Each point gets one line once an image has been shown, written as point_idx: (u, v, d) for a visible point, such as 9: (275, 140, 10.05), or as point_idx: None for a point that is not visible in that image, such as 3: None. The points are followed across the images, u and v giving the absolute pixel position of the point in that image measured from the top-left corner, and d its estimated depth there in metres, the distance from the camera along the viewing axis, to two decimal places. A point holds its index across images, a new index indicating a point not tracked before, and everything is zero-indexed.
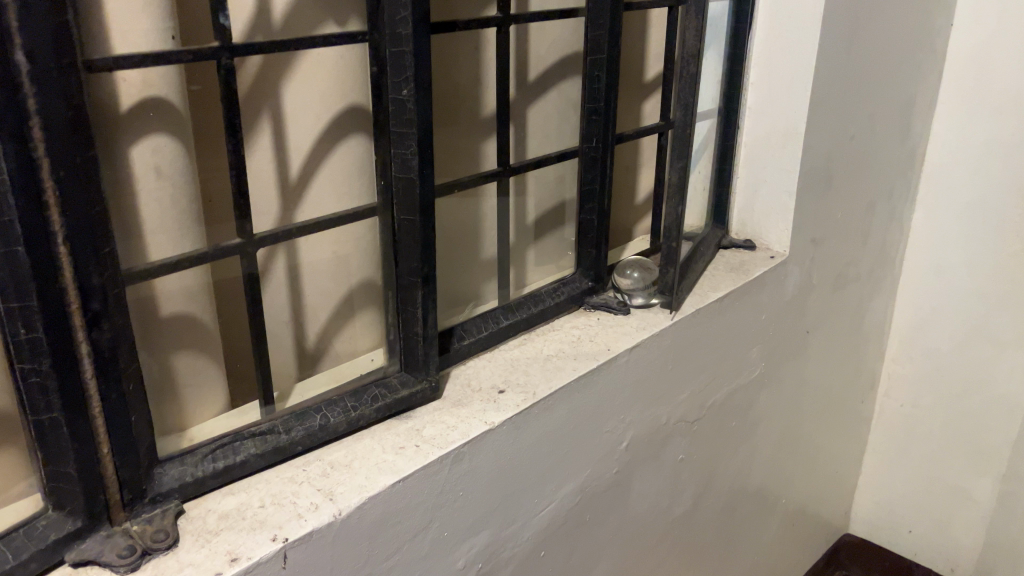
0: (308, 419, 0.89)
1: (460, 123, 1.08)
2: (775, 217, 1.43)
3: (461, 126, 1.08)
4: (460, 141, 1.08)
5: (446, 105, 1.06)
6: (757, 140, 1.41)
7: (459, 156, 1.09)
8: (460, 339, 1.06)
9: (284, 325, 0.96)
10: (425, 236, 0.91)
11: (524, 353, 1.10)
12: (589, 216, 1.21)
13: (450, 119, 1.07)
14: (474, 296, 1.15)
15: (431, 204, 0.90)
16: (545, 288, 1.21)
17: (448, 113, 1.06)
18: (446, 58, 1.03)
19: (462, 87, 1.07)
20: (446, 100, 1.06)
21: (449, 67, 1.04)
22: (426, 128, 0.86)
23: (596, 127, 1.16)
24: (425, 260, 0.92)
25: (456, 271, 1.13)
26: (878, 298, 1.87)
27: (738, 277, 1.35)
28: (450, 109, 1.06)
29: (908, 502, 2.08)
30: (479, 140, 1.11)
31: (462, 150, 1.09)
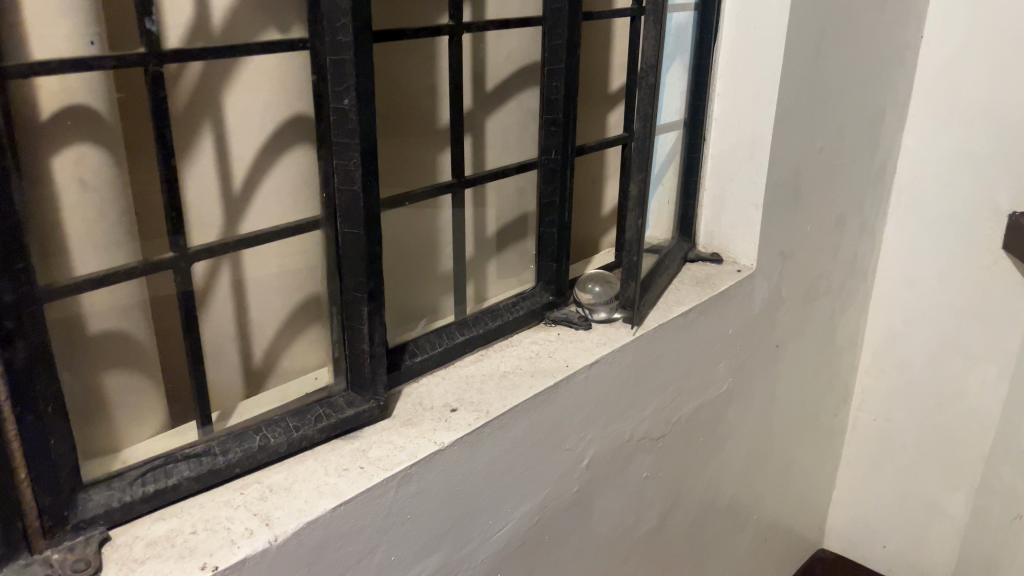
0: (246, 440, 0.85)
1: (411, 129, 1.07)
2: (741, 230, 1.41)
3: (412, 132, 1.08)
4: (410, 148, 1.07)
5: (391, 118, 1.05)
6: (723, 152, 1.39)
7: (405, 166, 1.07)
8: (411, 356, 1.02)
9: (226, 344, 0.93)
10: (371, 250, 0.87)
11: (480, 370, 1.06)
12: (548, 229, 1.17)
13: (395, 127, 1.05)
14: (430, 310, 1.13)
15: (376, 217, 0.87)
16: (504, 302, 1.17)
17: (393, 127, 1.05)
18: (397, 64, 1.03)
19: (415, 91, 1.06)
20: (391, 112, 1.05)
21: (397, 75, 1.04)
22: (369, 139, 0.83)
23: (555, 138, 1.11)
24: (371, 275, 0.88)
25: (407, 285, 1.11)
26: (851, 311, 1.85)
27: (704, 291, 1.32)
28: (397, 121, 1.06)
29: (883, 518, 2.05)
30: (432, 149, 1.09)
31: (415, 156, 1.08)
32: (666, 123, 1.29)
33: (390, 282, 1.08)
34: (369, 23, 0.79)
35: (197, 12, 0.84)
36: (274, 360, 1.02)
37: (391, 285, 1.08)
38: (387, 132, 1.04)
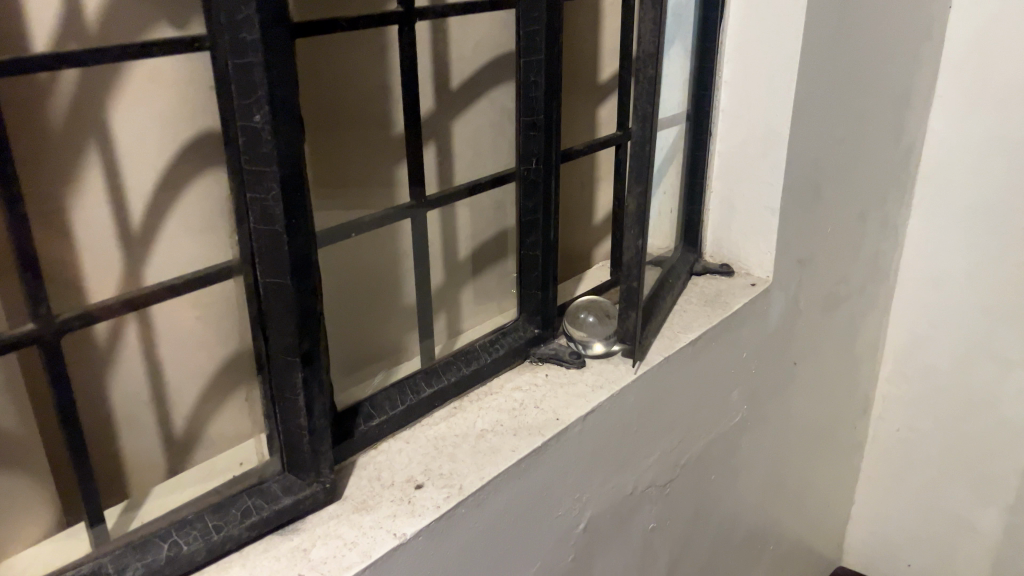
0: (149, 551, 0.67)
1: (354, 133, 0.92)
2: (755, 238, 1.22)
3: (355, 136, 0.91)
4: (351, 153, 0.90)
5: (324, 122, 0.88)
6: (733, 148, 1.20)
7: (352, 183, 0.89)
8: (366, 420, 0.84)
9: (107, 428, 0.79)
10: (301, 304, 0.69)
11: (452, 430, 0.88)
12: (531, 252, 0.97)
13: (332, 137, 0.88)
14: (382, 350, 0.95)
15: (308, 261, 0.68)
16: (480, 340, 0.98)
17: (321, 134, 0.88)
18: (343, 56, 0.87)
19: (365, 90, 0.91)
20: (324, 114, 0.88)
21: (342, 65, 0.87)
22: (291, 164, 0.64)
23: (536, 144, 0.91)
24: (303, 334, 0.70)
25: (347, 325, 0.92)
26: (872, 315, 1.67)
27: (714, 313, 1.14)
28: (331, 125, 0.89)
29: (908, 536, 1.88)
30: (385, 161, 0.93)
31: (363, 164, 0.91)
32: (665, 119, 1.10)
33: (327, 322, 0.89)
34: (282, 13, 0.60)
35: (65, 6, 0.65)
36: (202, 428, 0.84)
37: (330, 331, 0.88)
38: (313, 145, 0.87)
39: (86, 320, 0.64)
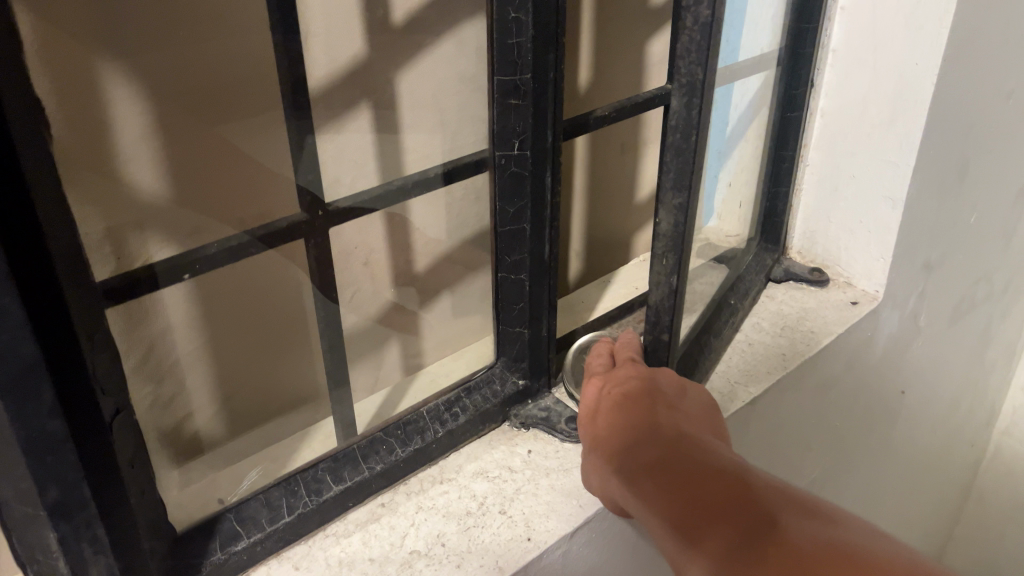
0: None
1: (224, 127, 0.59)
2: (865, 238, 0.86)
3: (224, 132, 0.59)
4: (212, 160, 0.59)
5: (174, 118, 0.56)
6: (845, 109, 0.82)
7: (217, 135, 0.59)
8: (227, 543, 0.56)
9: None
10: (31, 435, 0.40)
11: (365, 550, 0.59)
12: (512, 275, 0.66)
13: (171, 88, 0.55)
14: (288, 394, 0.70)
15: (35, 365, 0.39)
16: (434, 402, 0.68)
17: (177, 137, 0.57)
18: (200, 13, 0.55)
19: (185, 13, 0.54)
20: (165, 84, 0.55)
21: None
22: None
23: (519, 121, 0.58)
24: (45, 479, 0.41)
25: (230, 360, 0.67)
26: (1013, 315, 1.27)
27: (792, 350, 0.81)
28: (186, 127, 0.57)
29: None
30: (267, 187, 0.62)
31: (227, 189, 0.60)
32: (742, 69, 0.73)
33: (193, 375, 0.62)
34: None
35: None
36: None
37: (181, 389, 0.60)
38: (156, 161, 0.55)
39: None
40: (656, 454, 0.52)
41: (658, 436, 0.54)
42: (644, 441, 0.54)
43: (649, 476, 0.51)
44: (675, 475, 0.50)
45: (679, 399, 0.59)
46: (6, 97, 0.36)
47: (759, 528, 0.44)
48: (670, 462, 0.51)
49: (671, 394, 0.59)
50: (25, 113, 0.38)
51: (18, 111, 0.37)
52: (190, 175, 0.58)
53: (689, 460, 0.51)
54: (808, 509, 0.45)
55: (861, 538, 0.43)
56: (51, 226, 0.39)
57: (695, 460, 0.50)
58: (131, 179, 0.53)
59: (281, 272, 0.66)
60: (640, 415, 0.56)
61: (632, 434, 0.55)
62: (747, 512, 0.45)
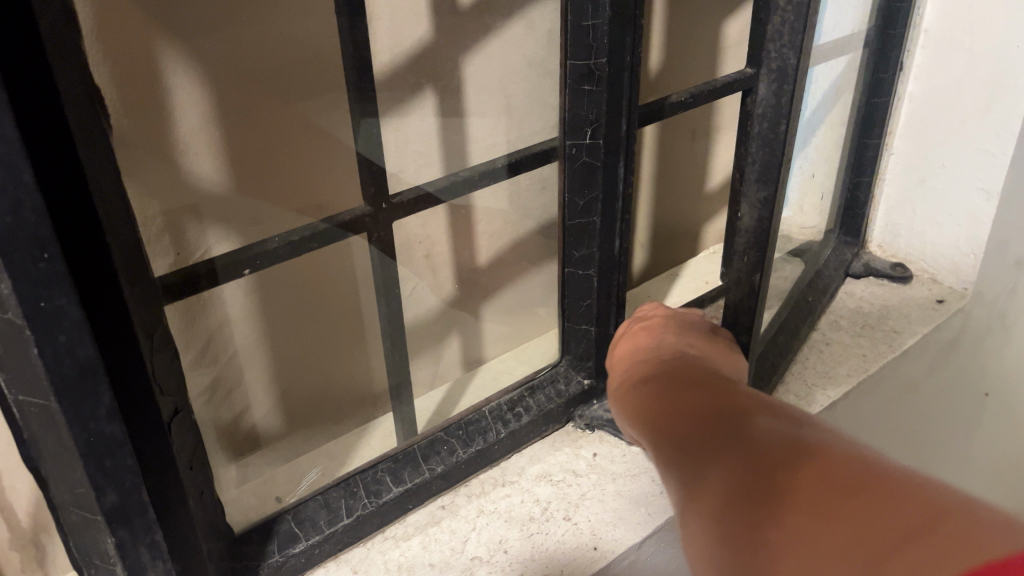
0: None
1: (284, 120, 0.57)
2: (955, 231, 0.81)
3: (284, 125, 0.57)
4: (273, 156, 0.57)
5: (230, 111, 0.54)
6: (938, 94, 0.77)
7: (276, 128, 0.57)
8: (284, 546, 0.54)
9: None
10: (89, 438, 0.38)
11: (425, 554, 0.57)
12: (580, 270, 0.63)
13: (227, 86, 0.53)
14: (359, 391, 0.68)
15: (90, 370, 0.37)
16: (497, 402, 0.65)
17: (236, 135, 0.54)
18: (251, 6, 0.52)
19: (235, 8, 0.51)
20: (219, 83, 0.52)
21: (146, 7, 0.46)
22: (11, 208, 0.32)
23: (593, 108, 0.55)
24: (101, 484, 0.40)
25: (298, 358, 0.64)
26: None
27: (874, 350, 0.76)
28: (242, 123, 0.55)
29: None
30: (325, 182, 0.60)
31: (286, 189, 0.58)
32: (826, 50, 0.69)
33: (250, 379, 0.59)
34: None
35: None
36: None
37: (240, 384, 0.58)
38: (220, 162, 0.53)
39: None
40: (660, 393, 0.46)
41: (670, 381, 0.47)
42: (646, 393, 0.47)
43: (651, 414, 0.45)
44: (679, 409, 0.43)
45: (702, 346, 0.53)
46: (65, 85, 0.34)
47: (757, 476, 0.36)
48: (667, 413, 0.44)
49: (698, 344, 0.53)
50: (87, 105, 0.36)
51: (78, 100, 0.35)
52: (252, 172, 0.56)
53: (691, 405, 0.43)
54: (813, 443, 0.37)
55: (872, 467, 0.34)
56: (109, 222, 0.38)
57: (700, 403, 0.43)
58: (193, 183, 0.51)
59: (344, 260, 0.63)
60: (652, 371, 0.49)
61: (640, 381, 0.49)
62: (747, 454, 0.38)
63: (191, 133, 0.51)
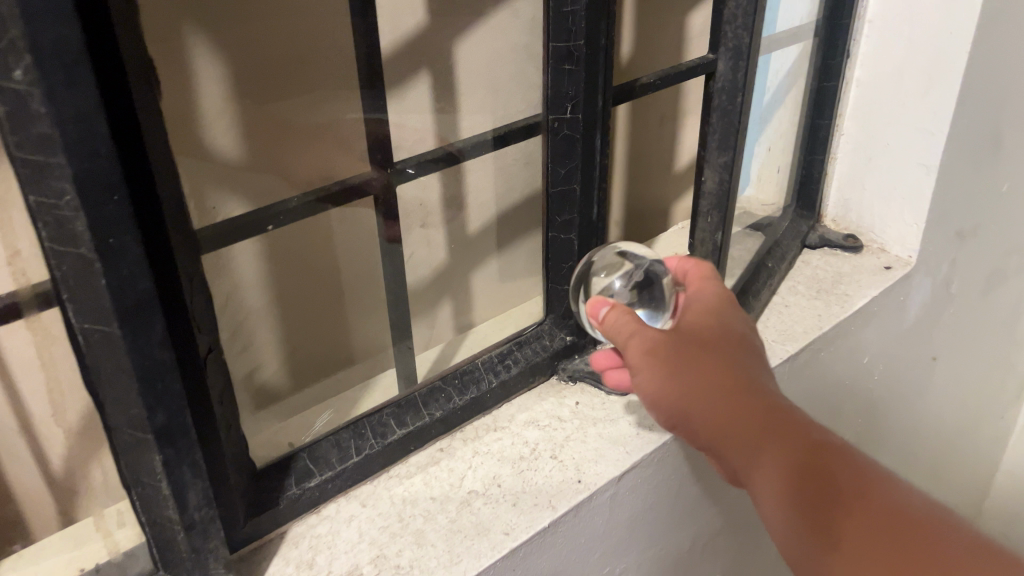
0: None
1: (288, 106, 0.64)
2: (898, 204, 0.89)
3: (289, 110, 0.64)
4: (283, 139, 0.64)
5: (249, 91, 0.60)
6: (881, 79, 0.85)
7: (282, 115, 0.64)
8: (301, 480, 0.60)
9: None
10: (145, 363, 0.44)
11: (428, 490, 0.64)
12: (562, 235, 0.69)
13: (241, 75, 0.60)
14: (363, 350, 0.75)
15: (149, 304, 0.43)
16: (487, 355, 0.72)
17: (250, 121, 0.61)
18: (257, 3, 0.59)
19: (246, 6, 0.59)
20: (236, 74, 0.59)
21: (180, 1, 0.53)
22: (90, 155, 0.38)
23: (573, 85, 0.62)
24: (153, 404, 0.45)
25: (307, 320, 0.72)
26: None
27: (829, 311, 0.84)
28: (260, 104, 0.61)
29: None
30: (332, 156, 0.66)
31: (296, 167, 0.65)
32: (780, 39, 0.76)
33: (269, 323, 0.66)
34: None
35: None
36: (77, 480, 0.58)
37: (257, 336, 0.63)
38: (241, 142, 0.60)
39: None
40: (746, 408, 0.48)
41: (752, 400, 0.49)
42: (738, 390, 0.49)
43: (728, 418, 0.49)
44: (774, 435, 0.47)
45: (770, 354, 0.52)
46: (124, 51, 0.40)
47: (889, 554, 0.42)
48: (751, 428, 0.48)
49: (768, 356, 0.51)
50: (139, 71, 0.41)
51: (133, 66, 0.41)
52: (267, 152, 0.62)
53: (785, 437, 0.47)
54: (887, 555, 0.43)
55: None
56: (157, 175, 0.43)
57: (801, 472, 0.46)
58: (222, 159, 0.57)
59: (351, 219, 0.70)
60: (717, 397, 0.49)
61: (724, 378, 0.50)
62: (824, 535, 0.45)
63: (220, 118, 0.57)
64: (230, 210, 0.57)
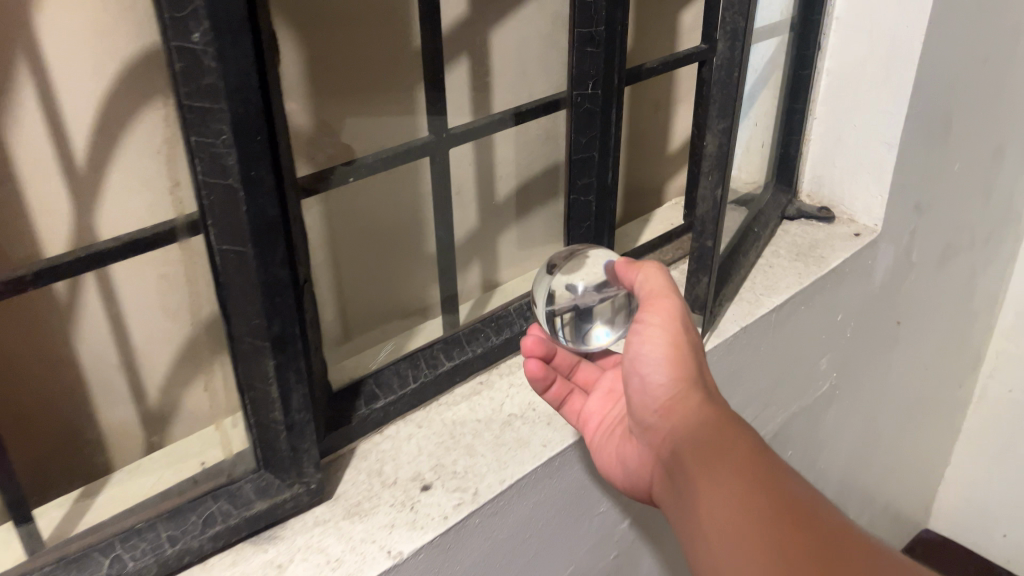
0: (88, 567, 0.56)
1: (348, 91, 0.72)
2: (865, 179, 1.01)
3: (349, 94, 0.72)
4: (347, 118, 0.71)
5: (320, 75, 0.69)
6: (847, 69, 0.98)
7: (344, 97, 0.72)
8: (369, 401, 0.70)
9: (73, 387, 0.69)
10: (268, 279, 0.54)
11: (473, 413, 0.74)
12: (582, 196, 0.80)
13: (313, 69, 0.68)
14: (421, 301, 0.84)
15: (275, 229, 0.53)
16: (517, 304, 0.82)
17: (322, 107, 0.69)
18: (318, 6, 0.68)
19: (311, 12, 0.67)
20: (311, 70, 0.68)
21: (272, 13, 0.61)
22: (242, 102, 0.48)
23: (594, 64, 0.73)
24: (271, 315, 0.55)
25: (376, 273, 0.80)
26: (994, 266, 1.40)
27: (807, 270, 0.96)
28: (337, 65, 0.71)
29: (1011, 523, 1.60)
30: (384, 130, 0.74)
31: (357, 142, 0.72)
32: (761, 32, 0.88)
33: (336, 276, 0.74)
34: None
35: None
36: None
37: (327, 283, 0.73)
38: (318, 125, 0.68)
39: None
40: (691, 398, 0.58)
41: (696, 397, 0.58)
42: (712, 403, 0.57)
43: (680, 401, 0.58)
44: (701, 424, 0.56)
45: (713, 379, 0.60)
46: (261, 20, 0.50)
47: (774, 533, 0.47)
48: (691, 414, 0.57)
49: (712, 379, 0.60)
50: (269, 39, 0.52)
51: (266, 34, 0.51)
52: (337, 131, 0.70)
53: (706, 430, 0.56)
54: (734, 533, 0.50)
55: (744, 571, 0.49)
56: (278, 125, 0.54)
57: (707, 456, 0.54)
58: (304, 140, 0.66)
59: (406, 180, 0.78)
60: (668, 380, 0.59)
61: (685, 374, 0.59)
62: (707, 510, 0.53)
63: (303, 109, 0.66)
64: (308, 153, 0.66)
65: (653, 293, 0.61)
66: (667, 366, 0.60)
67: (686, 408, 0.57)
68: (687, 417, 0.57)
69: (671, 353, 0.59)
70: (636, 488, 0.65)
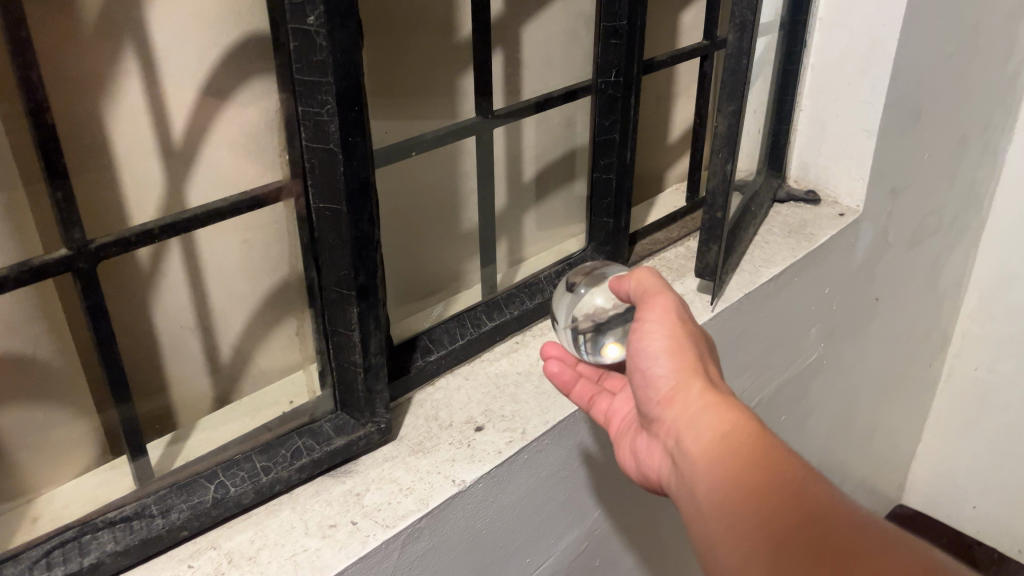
0: (195, 493, 0.63)
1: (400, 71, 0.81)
2: (849, 164, 1.11)
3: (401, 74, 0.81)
4: (401, 97, 0.81)
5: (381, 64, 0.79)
6: (830, 64, 1.08)
7: (400, 80, 0.81)
8: (424, 355, 0.78)
9: None
10: (356, 233, 0.62)
11: (514, 367, 0.82)
12: (604, 174, 0.92)
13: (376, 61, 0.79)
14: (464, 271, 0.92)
15: (363, 189, 0.61)
16: (544, 274, 0.91)
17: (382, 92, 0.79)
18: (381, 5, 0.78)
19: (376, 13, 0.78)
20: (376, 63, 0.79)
21: None
22: (344, 77, 0.56)
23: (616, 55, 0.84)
24: (358, 266, 0.63)
25: (424, 245, 0.89)
26: (958, 250, 1.51)
27: (798, 246, 1.06)
28: (395, 54, 0.81)
29: (978, 492, 1.71)
30: (428, 108, 0.83)
31: (405, 118, 0.81)
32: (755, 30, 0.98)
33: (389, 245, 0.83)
34: None
35: None
36: None
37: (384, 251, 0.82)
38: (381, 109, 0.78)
39: (121, 248, 0.61)
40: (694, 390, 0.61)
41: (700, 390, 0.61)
42: (713, 389, 0.61)
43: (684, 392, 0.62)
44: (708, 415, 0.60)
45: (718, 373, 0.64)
46: None
47: (783, 519, 0.52)
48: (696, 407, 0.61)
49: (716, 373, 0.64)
50: None
51: None
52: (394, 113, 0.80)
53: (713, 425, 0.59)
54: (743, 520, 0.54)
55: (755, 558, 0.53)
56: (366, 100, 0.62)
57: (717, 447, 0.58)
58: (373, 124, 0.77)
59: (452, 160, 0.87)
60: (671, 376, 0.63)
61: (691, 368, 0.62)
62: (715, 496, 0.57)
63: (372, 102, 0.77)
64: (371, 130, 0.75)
65: (651, 293, 0.65)
66: (669, 359, 0.63)
67: (688, 396, 0.61)
68: (691, 405, 0.61)
69: (670, 345, 0.63)
70: (648, 478, 0.68)
